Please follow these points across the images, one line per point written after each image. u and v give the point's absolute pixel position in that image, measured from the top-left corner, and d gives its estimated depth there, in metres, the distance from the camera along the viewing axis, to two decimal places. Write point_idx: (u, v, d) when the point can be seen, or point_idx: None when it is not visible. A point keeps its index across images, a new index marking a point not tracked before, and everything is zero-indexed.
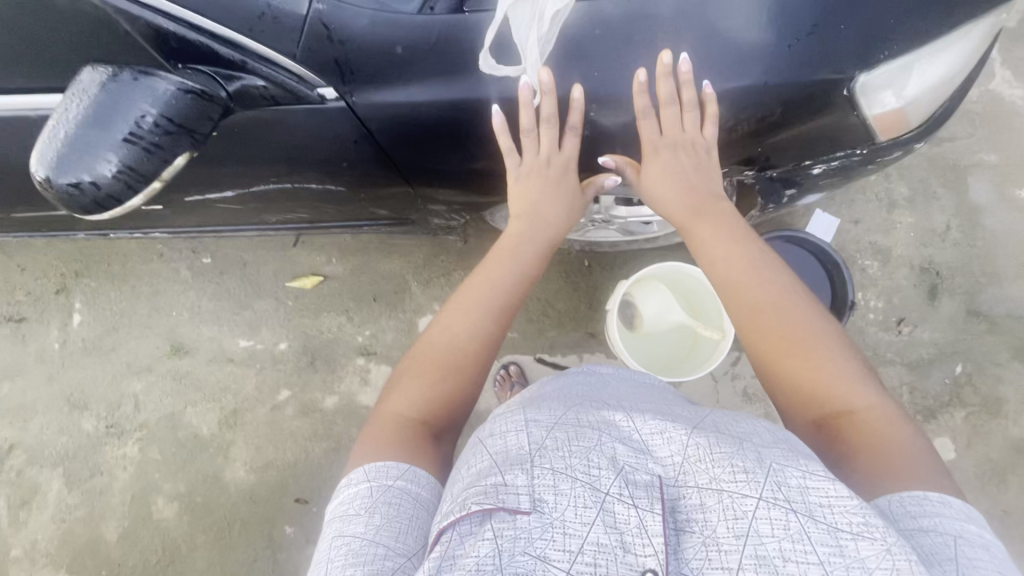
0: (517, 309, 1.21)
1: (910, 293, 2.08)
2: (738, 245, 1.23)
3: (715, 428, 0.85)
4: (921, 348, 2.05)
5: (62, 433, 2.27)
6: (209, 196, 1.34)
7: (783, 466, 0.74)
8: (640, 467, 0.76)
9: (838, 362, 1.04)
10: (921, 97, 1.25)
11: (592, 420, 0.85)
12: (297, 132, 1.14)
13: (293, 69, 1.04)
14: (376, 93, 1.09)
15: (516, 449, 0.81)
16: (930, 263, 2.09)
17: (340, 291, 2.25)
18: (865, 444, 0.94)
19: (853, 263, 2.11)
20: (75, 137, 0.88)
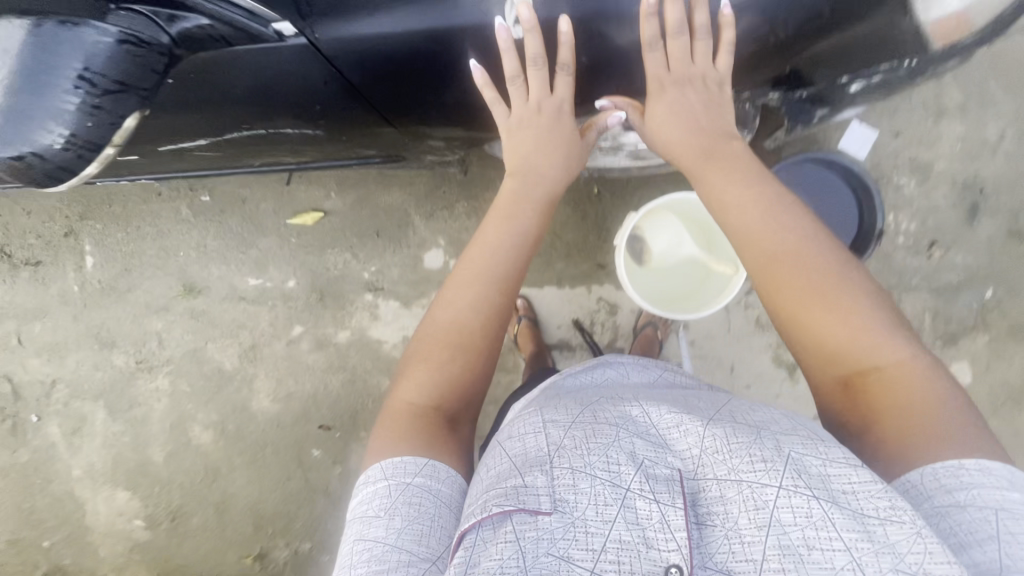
0: (524, 275, 1.13)
1: (947, 214, 1.93)
2: (756, 187, 1.08)
3: (732, 418, 0.86)
4: (951, 273, 1.94)
5: (96, 369, 2.40)
6: (182, 144, 1.25)
7: (802, 454, 0.76)
8: (661, 461, 0.78)
9: (868, 317, 0.96)
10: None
11: (608, 416, 0.86)
12: (262, 73, 1.02)
13: (240, 4, 0.91)
14: (339, 23, 0.95)
15: (535, 449, 0.83)
16: (974, 179, 1.91)
17: (343, 226, 2.20)
18: (898, 413, 0.89)
19: (888, 182, 1.93)
20: (8, 104, 0.82)
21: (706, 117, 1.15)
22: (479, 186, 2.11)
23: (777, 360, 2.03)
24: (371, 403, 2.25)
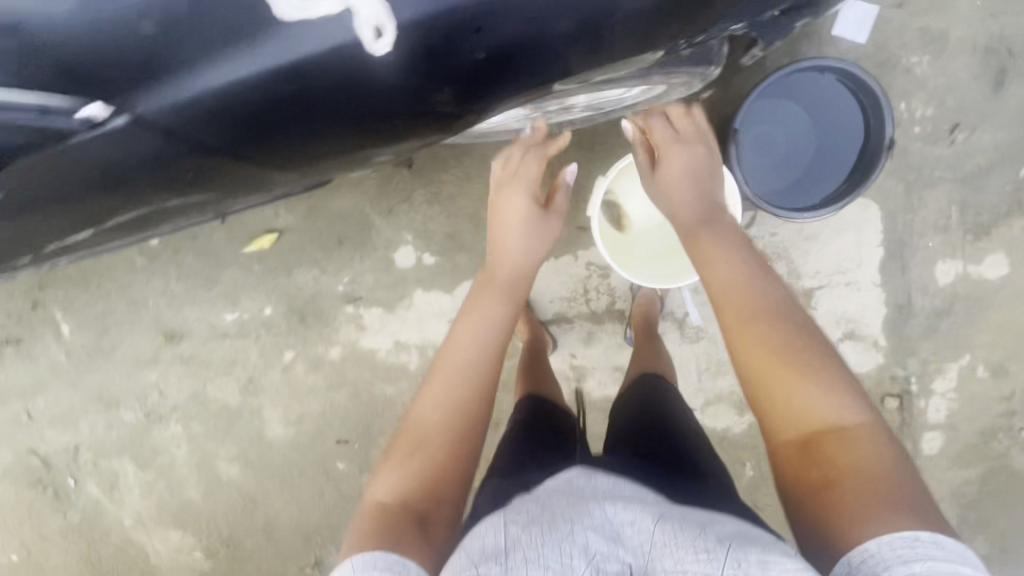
0: (496, 373, 1.23)
1: (969, 88, 1.65)
2: (736, 252, 1.14)
3: (678, 513, 0.82)
4: (978, 156, 1.70)
5: (111, 428, 2.41)
6: (86, 210, 1.24)
7: (743, 550, 0.72)
8: (612, 555, 0.70)
9: (831, 380, 0.97)
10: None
11: (562, 511, 0.79)
12: (106, 148, 1.06)
13: (38, 104, 0.97)
14: (148, 93, 0.97)
15: (487, 544, 0.77)
16: (999, 39, 1.62)
17: (303, 242, 2.04)
18: (859, 480, 0.87)
19: (895, 65, 1.65)
20: None
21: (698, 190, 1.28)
22: (433, 168, 1.90)
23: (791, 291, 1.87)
24: (381, 411, 2.21)
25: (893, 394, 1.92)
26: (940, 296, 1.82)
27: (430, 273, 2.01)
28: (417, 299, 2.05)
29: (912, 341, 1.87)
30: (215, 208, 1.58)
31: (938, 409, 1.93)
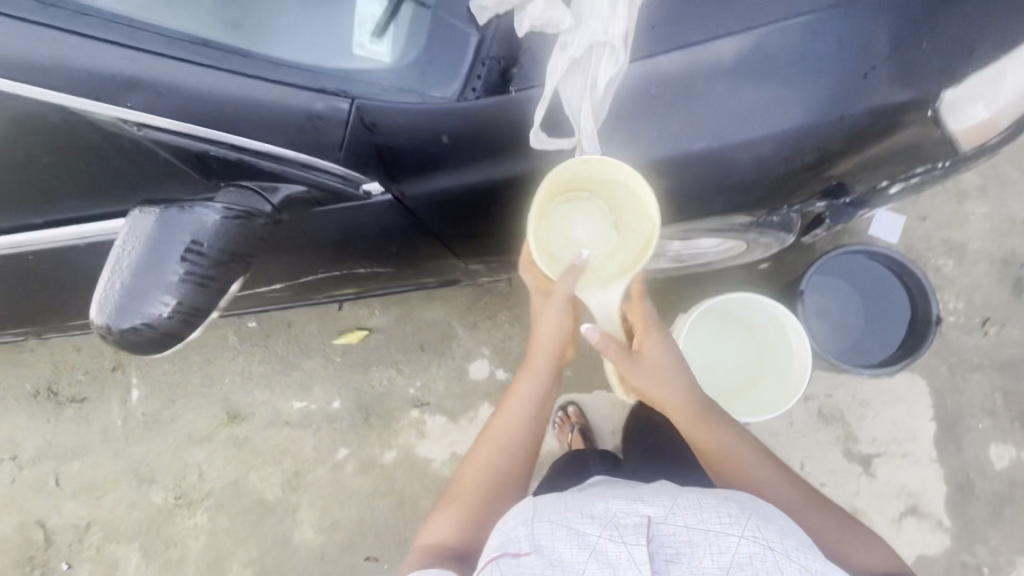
0: (537, 443, 1.15)
1: (994, 290, 1.93)
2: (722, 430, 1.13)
3: (675, 494, 0.87)
4: (1012, 349, 1.90)
5: (134, 507, 2.30)
6: (263, 284, 1.32)
7: (743, 525, 0.79)
8: (632, 513, 0.81)
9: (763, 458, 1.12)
10: (1012, 90, 1.09)
11: (581, 503, 0.84)
12: (325, 226, 1.08)
13: (337, 172, 0.93)
14: (426, 181, 0.98)
15: (555, 519, 0.80)
16: (1012, 255, 1.93)
17: (388, 342, 2.21)
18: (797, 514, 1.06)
19: (925, 263, 1.96)
20: (134, 284, 0.82)
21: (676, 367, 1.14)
22: (520, 294, 2.15)
23: (849, 454, 1.93)
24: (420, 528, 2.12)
25: None
26: (996, 479, 1.86)
27: (499, 388, 2.13)
28: (482, 412, 2.13)
29: (977, 526, 1.85)
30: (348, 293, 1.59)
31: None
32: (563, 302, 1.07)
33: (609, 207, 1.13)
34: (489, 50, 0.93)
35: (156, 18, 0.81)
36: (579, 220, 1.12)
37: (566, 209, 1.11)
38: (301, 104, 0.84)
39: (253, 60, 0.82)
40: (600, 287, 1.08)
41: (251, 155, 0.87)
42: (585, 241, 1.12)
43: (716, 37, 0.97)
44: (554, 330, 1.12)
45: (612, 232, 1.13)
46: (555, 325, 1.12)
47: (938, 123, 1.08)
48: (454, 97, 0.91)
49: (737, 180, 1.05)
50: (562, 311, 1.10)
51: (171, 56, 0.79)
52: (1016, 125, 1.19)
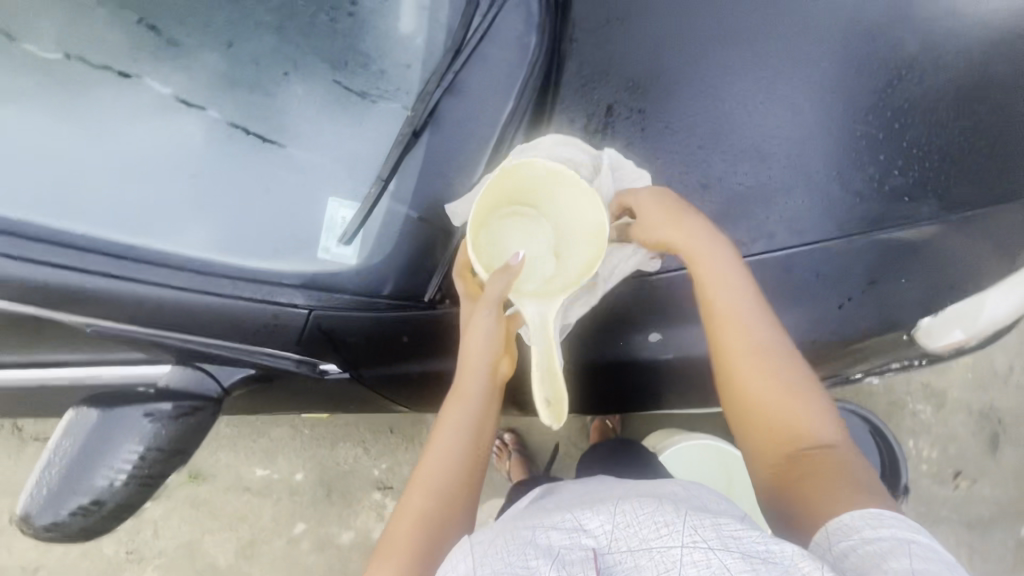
0: (481, 456, 0.83)
1: (968, 442, 1.91)
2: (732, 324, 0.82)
3: (604, 503, 0.67)
4: (981, 505, 1.88)
5: (82, 557, 2.24)
6: None
7: (689, 525, 0.59)
8: (575, 545, 0.59)
9: (792, 374, 0.80)
10: (993, 314, 1.07)
11: (514, 536, 0.62)
12: (284, 395, 1.06)
13: (294, 357, 0.92)
14: (386, 367, 0.97)
15: (497, 570, 0.56)
16: (991, 409, 1.91)
17: (358, 420, 2.18)
18: (831, 492, 0.69)
19: (904, 406, 1.92)
20: (61, 484, 0.80)
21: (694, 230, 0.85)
22: None
23: None
24: None
25: None
26: None
27: None
28: None
29: None
30: None
31: None
32: (492, 306, 0.81)
33: (556, 232, 0.91)
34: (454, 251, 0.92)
35: (108, 238, 0.78)
36: (517, 233, 0.90)
37: (507, 224, 0.90)
38: (263, 313, 0.84)
39: (210, 279, 0.82)
40: (535, 300, 0.84)
41: (212, 347, 0.87)
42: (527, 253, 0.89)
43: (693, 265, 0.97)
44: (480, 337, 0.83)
45: (552, 259, 0.89)
46: (483, 334, 0.83)
47: (911, 340, 1.08)
48: (423, 301, 0.91)
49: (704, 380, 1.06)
50: (491, 316, 0.82)
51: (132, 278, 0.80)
52: (994, 335, 1.17)
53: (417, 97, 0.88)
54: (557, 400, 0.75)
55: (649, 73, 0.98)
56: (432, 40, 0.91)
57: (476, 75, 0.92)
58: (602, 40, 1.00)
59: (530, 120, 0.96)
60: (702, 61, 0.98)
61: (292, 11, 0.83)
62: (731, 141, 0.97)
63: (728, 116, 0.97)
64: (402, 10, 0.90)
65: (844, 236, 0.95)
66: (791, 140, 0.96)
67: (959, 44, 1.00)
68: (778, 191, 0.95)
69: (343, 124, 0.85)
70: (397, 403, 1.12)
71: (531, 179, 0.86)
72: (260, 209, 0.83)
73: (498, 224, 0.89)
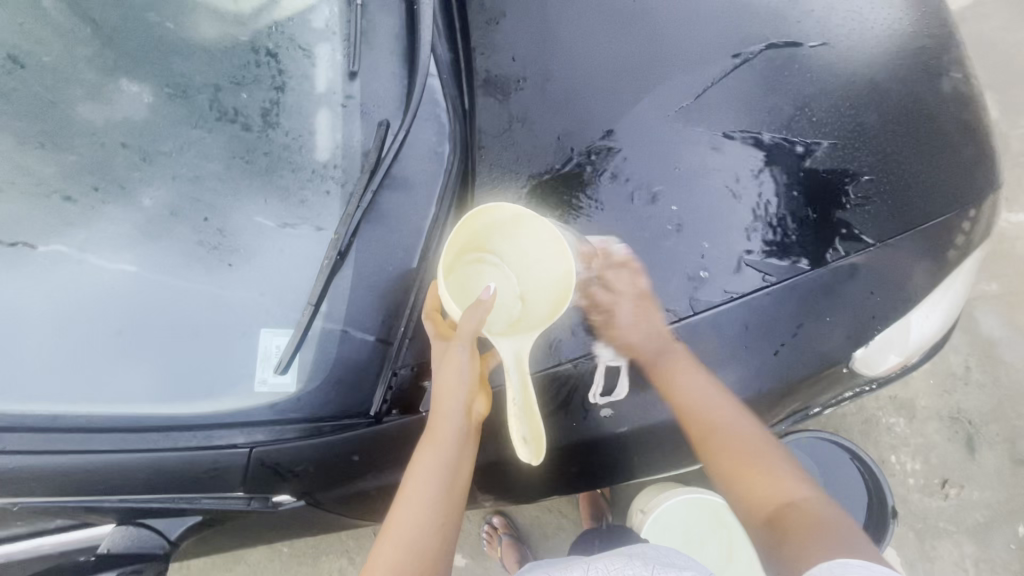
0: (460, 501, 0.81)
1: (946, 448, 1.92)
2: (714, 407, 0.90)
3: None
4: (975, 511, 1.88)
5: None
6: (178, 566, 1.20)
7: None
8: None
9: (772, 459, 0.86)
10: (919, 334, 1.13)
11: None
12: (241, 532, 1.01)
13: (243, 495, 0.89)
14: (342, 487, 0.95)
15: None
16: (959, 411, 1.95)
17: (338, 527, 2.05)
18: (811, 542, 0.73)
19: (878, 423, 1.94)
20: None
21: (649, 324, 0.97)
22: None
23: None
24: None
25: None
26: None
27: None
28: None
29: None
30: None
31: None
32: (466, 342, 0.79)
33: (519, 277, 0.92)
34: (395, 360, 0.93)
35: (33, 409, 0.78)
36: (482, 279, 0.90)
37: (472, 268, 0.90)
38: (204, 459, 0.84)
39: (143, 434, 0.81)
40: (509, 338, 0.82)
41: (155, 500, 0.85)
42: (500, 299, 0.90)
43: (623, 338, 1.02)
44: (456, 377, 0.81)
45: (519, 302, 0.91)
46: (460, 374, 0.81)
47: (853, 370, 1.11)
48: (370, 415, 0.91)
49: (665, 445, 1.07)
50: (467, 355, 0.80)
51: (65, 445, 0.79)
52: (929, 351, 1.22)
53: (339, 217, 0.92)
54: (535, 437, 0.77)
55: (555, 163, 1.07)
56: (347, 164, 0.96)
57: (394, 188, 0.97)
58: (509, 138, 1.08)
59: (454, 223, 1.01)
60: (603, 147, 1.07)
61: (208, 162, 0.88)
62: (643, 217, 1.05)
63: (635, 194, 1.06)
64: (316, 143, 0.95)
65: (763, 287, 1.03)
66: (696, 207, 1.05)
67: (827, 97, 1.11)
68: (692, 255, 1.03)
69: (268, 256, 0.89)
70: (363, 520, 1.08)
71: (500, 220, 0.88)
72: (188, 354, 0.83)
73: (466, 269, 0.89)
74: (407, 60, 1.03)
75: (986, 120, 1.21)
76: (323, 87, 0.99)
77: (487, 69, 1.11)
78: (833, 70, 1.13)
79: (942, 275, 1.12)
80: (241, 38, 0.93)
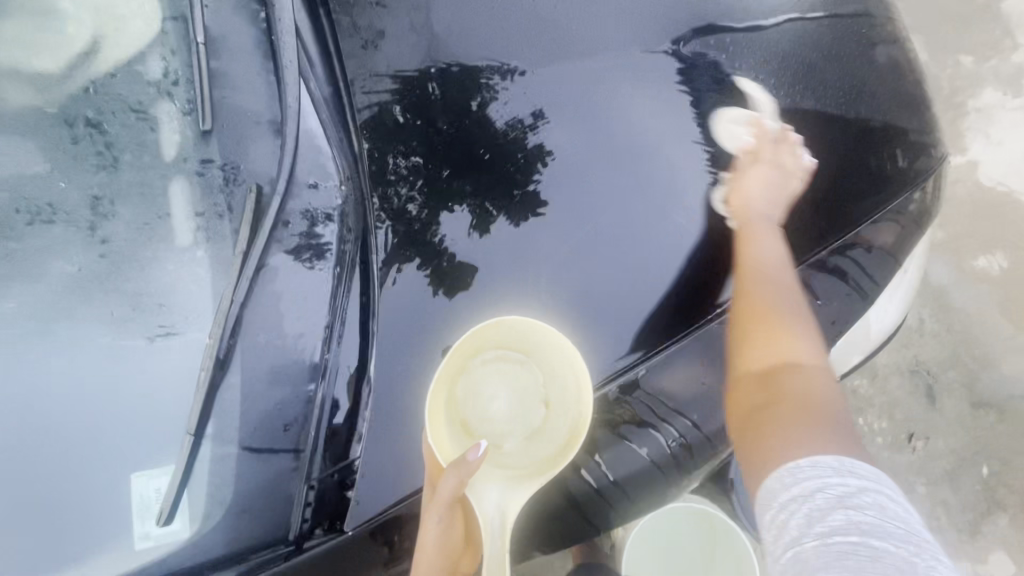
0: None
1: (909, 403, 1.93)
2: (766, 270, 0.86)
3: None
4: (941, 459, 1.89)
5: None
6: None
7: None
8: None
9: (801, 324, 0.80)
10: (877, 330, 1.08)
11: None
12: None
13: None
14: None
15: None
16: (918, 363, 1.95)
17: None
18: (788, 414, 0.69)
19: (844, 386, 1.93)
20: None
21: (787, 189, 0.96)
22: None
23: None
24: None
25: None
26: None
27: None
28: None
29: None
30: None
31: None
32: (443, 505, 0.70)
33: (541, 380, 0.82)
34: (312, 469, 0.79)
35: None
36: (499, 382, 0.81)
37: (494, 367, 0.82)
38: None
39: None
40: (502, 481, 0.78)
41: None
42: (503, 415, 0.80)
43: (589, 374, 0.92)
44: (430, 548, 0.71)
45: (539, 409, 0.81)
46: (434, 540, 0.72)
47: None
48: (289, 546, 0.77)
49: (646, 486, 0.98)
50: (440, 518, 0.71)
51: None
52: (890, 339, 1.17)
53: (214, 318, 0.77)
54: None
55: (507, 173, 0.98)
56: (216, 247, 0.80)
57: (281, 267, 0.82)
58: (432, 166, 0.97)
59: (363, 272, 0.88)
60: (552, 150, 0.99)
61: (32, 282, 0.72)
62: (598, 228, 0.96)
63: (572, 209, 0.97)
64: (173, 228, 0.79)
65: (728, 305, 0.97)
66: (655, 213, 0.97)
67: (758, 92, 1.02)
68: (648, 279, 0.95)
69: (127, 383, 0.72)
70: None
71: (512, 331, 0.82)
72: (37, 535, 0.67)
73: (481, 371, 0.81)
74: (277, 106, 0.86)
75: (926, 87, 1.13)
76: (172, 154, 0.81)
77: (373, 101, 0.98)
78: (763, 53, 1.04)
79: (894, 264, 1.05)
80: (48, 110, 0.76)
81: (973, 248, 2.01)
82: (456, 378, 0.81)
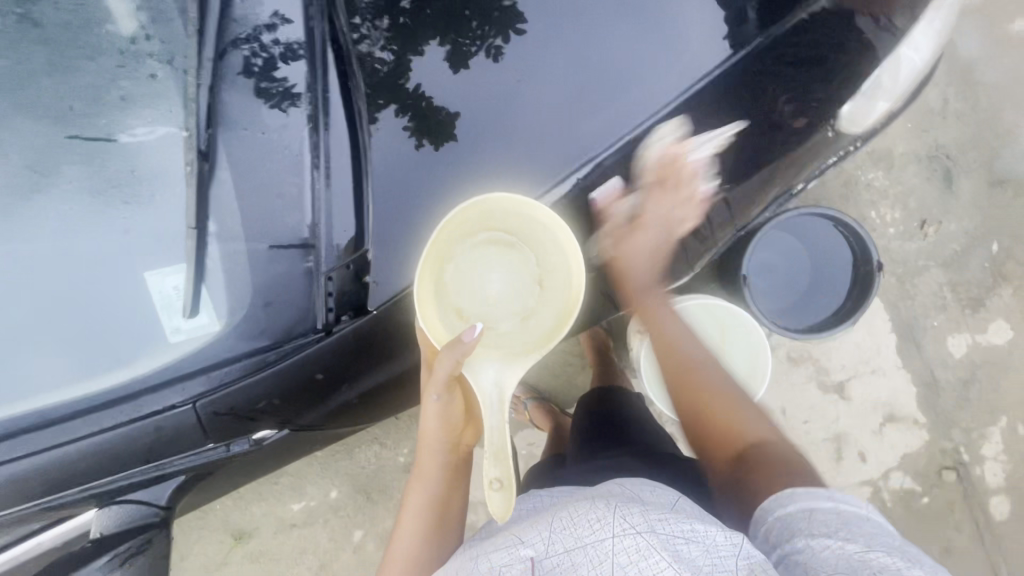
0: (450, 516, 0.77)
1: (925, 189, 1.84)
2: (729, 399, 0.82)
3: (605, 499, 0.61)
4: (952, 242, 1.84)
5: None
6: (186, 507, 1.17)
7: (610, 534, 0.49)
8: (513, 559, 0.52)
9: (747, 410, 0.80)
10: (904, 71, 0.98)
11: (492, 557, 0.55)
12: (238, 474, 0.95)
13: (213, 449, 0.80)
14: (320, 407, 0.86)
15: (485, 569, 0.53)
16: (937, 147, 1.84)
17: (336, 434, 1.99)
18: (766, 476, 0.69)
19: (857, 180, 1.84)
20: None
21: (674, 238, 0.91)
22: None
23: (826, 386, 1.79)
24: None
25: (949, 467, 1.79)
26: (961, 366, 1.83)
27: None
28: None
29: (951, 415, 1.81)
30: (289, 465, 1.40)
31: (995, 473, 1.81)
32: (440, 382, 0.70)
33: (536, 260, 0.76)
34: (326, 260, 0.76)
35: None
36: (496, 261, 0.76)
37: (482, 250, 0.75)
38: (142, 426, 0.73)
39: (61, 425, 0.71)
40: (498, 358, 0.70)
41: (117, 480, 0.76)
42: (497, 299, 0.75)
43: (595, 149, 0.84)
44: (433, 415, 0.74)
45: (533, 289, 0.75)
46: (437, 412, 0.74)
47: (837, 131, 0.98)
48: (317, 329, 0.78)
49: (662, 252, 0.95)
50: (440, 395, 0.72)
51: None
52: (916, 91, 1.08)
53: (182, 100, 0.71)
54: (507, 482, 0.61)
55: None
56: (162, 28, 0.71)
57: (242, 45, 0.74)
58: None
59: (340, 79, 0.78)
60: None
61: None
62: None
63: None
64: (111, 8, 0.71)
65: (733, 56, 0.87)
66: None
67: None
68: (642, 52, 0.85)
69: (110, 172, 0.70)
70: (361, 423, 1.01)
71: (507, 210, 0.73)
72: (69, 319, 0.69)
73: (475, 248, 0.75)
74: None
75: None
76: None
77: None
78: None
79: None
80: None
81: (1007, 12, 1.83)
82: (443, 264, 0.73)
